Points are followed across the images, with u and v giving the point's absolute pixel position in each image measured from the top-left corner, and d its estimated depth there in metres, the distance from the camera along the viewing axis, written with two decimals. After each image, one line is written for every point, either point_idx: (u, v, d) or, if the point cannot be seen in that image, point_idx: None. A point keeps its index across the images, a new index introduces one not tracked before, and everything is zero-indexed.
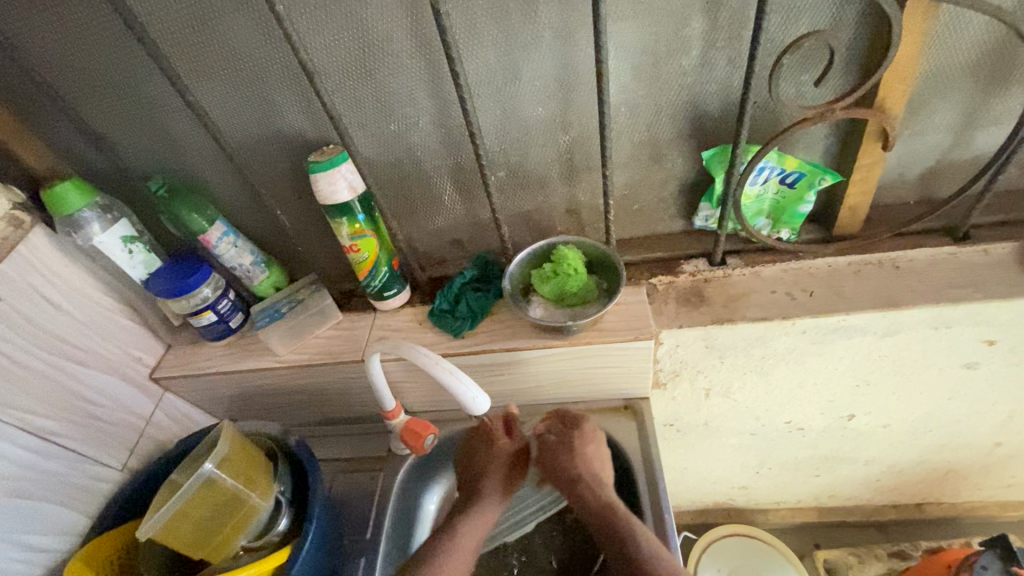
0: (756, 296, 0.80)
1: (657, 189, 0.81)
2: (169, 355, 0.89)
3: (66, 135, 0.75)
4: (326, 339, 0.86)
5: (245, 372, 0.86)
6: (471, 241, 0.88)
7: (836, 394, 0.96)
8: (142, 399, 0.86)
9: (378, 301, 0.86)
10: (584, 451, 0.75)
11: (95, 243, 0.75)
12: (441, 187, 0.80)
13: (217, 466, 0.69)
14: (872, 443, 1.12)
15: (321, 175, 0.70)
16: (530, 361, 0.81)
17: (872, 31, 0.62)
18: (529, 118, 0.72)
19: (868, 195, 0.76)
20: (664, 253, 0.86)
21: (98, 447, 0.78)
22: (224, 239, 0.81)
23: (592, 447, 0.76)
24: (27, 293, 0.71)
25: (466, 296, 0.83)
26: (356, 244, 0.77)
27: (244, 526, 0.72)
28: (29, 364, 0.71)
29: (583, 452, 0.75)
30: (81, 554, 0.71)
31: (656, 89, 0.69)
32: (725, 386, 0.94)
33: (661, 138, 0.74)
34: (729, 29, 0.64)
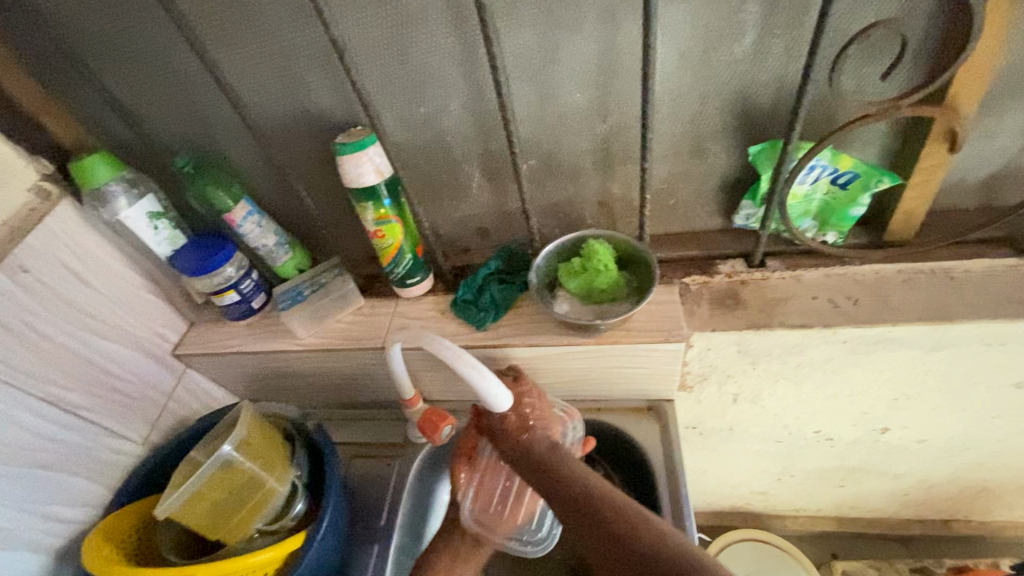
0: (795, 302, 0.76)
1: (696, 184, 0.77)
2: (191, 332, 0.89)
3: (95, 107, 0.74)
4: (346, 324, 0.85)
5: (266, 353, 0.85)
6: (498, 230, 0.85)
7: (871, 406, 0.92)
8: (164, 375, 0.86)
9: (400, 287, 0.84)
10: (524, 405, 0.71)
11: (121, 218, 0.75)
12: (470, 174, 0.78)
13: (236, 448, 0.68)
14: (903, 458, 1.07)
15: (348, 158, 0.68)
16: (553, 358, 0.79)
17: (948, 20, 0.57)
18: (565, 105, 0.69)
19: (926, 202, 0.71)
20: (699, 251, 0.82)
21: (121, 421, 0.79)
22: (248, 218, 0.80)
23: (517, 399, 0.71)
24: (53, 265, 0.71)
25: (490, 288, 0.81)
26: (380, 229, 0.75)
27: (259, 510, 0.71)
28: (53, 337, 0.71)
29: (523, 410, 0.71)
30: (102, 527, 0.72)
31: (704, 77, 0.65)
32: (753, 392, 0.90)
33: (704, 131, 0.70)
34: (789, 15, 0.59)
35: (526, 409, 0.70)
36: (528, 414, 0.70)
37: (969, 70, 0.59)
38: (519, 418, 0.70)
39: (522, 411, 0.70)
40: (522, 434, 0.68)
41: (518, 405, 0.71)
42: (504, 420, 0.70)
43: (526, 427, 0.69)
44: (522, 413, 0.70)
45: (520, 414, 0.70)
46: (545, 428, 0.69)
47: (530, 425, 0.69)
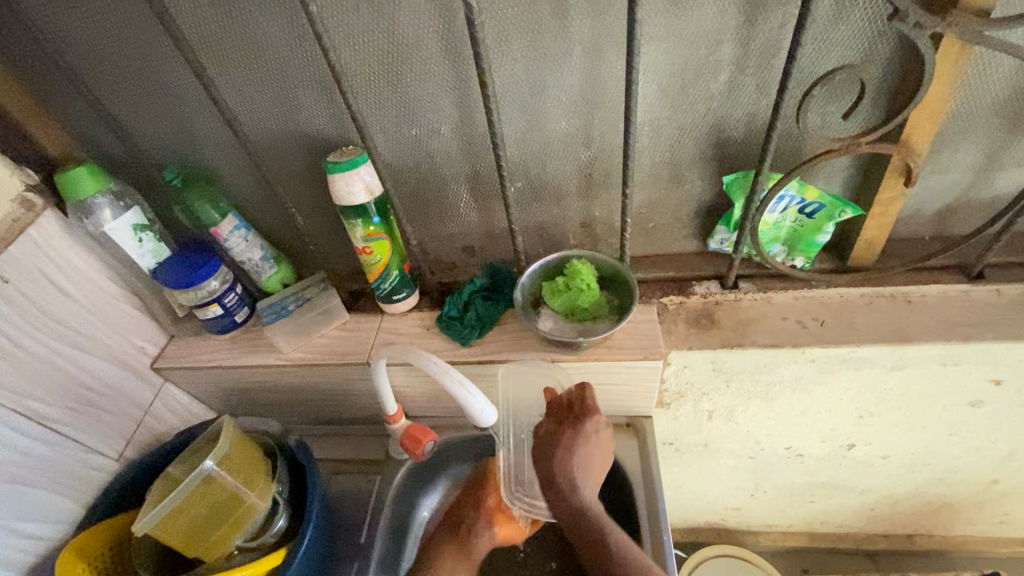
0: (766, 323, 0.80)
1: (674, 209, 0.81)
2: (171, 345, 0.89)
3: (84, 119, 0.75)
4: (332, 338, 0.86)
5: (248, 368, 0.85)
6: (483, 248, 0.87)
7: (838, 423, 0.96)
8: (142, 388, 0.85)
9: (386, 304, 0.85)
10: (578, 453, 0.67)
11: (106, 229, 0.75)
12: (458, 194, 0.80)
13: (218, 464, 0.68)
14: (869, 473, 1.11)
15: (339, 176, 0.70)
16: (536, 374, 0.81)
17: (902, 66, 0.62)
18: (552, 132, 0.72)
19: (886, 229, 0.76)
20: (677, 273, 0.86)
21: (97, 435, 0.77)
22: (235, 233, 0.80)
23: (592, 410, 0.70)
24: (35, 276, 0.70)
25: (475, 305, 0.83)
26: (369, 246, 0.77)
27: (240, 525, 0.71)
28: (32, 349, 0.69)
29: (576, 452, 0.67)
30: (73, 544, 0.70)
31: (682, 110, 0.69)
32: (728, 409, 0.93)
33: (682, 160, 0.74)
34: (760, 56, 0.64)
35: (599, 453, 0.68)
36: (589, 458, 0.67)
37: (922, 111, 0.64)
38: (582, 467, 0.67)
39: (585, 456, 0.67)
40: (579, 480, 0.66)
41: (588, 447, 0.67)
42: (564, 455, 0.67)
43: (582, 474, 0.67)
44: (588, 451, 0.67)
45: (585, 462, 0.67)
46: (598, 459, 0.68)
47: (591, 473, 0.67)
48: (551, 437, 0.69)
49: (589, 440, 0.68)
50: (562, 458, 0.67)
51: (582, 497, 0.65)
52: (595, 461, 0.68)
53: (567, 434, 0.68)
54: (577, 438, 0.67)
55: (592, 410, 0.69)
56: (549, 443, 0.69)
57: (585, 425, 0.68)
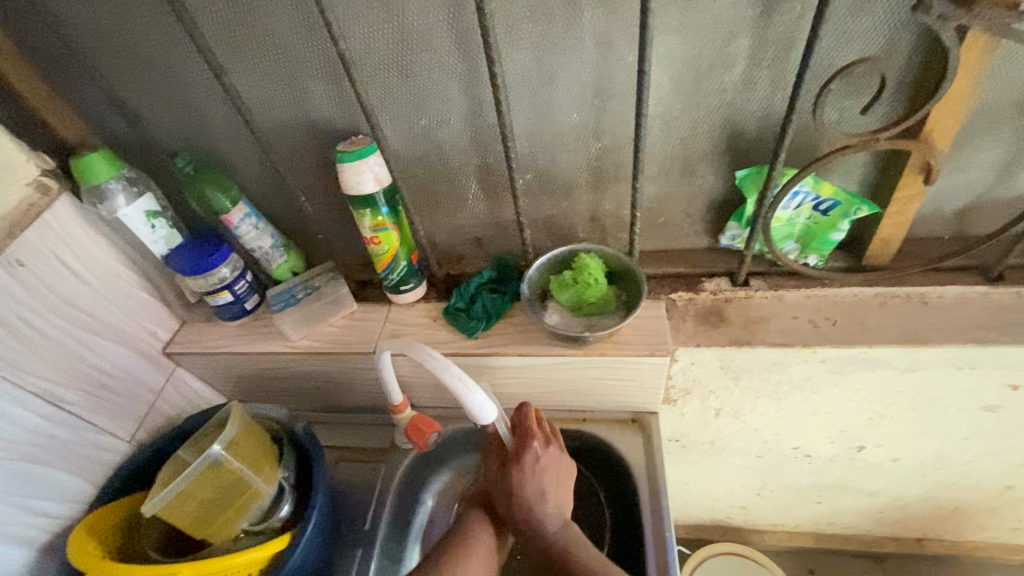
0: (776, 321, 0.79)
1: (685, 204, 0.80)
2: (183, 330, 0.90)
3: (98, 106, 0.75)
4: (339, 327, 0.86)
5: (257, 355, 0.86)
6: (491, 241, 0.87)
7: (848, 424, 0.94)
8: (153, 372, 0.86)
9: (393, 294, 0.86)
10: (530, 483, 0.70)
11: (119, 215, 0.76)
12: (466, 185, 0.80)
13: (225, 448, 0.69)
14: (878, 476, 1.10)
15: (347, 166, 0.70)
16: (541, 367, 0.81)
17: (924, 60, 0.60)
18: (561, 123, 0.71)
19: (903, 228, 0.74)
20: (686, 269, 0.85)
21: (109, 417, 0.79)
22: (245, 220, 0.81)
23: (530, 439, 0.71)
24: (50, 260, 0.71)
25: (481, 297, 0.83)
26: (376, 236, 0.77)
27: (246, 509, 0.72)
28: (47, 332, 0.71)
29: (529, 483, 0.70)
30: (85, 522, 0.72)
31: (695, 103, 0.67)
32: (735, 408, 0.93)
33: (694, 154, 0.73)
34: (777, 48, 0.62)
35: (546, 477, 0.70)
36: (541, 486, 0.70)
37: (944, 107, 0.62)
38: (534, 495, 0.69)
39: (534, 490, 0.69)
40: (532, 509, 0.69)
41: (535, 477, 0.70)
42: (513, 498, 0.70)
43: (539, 504, 0.69)
44: (536, 482, 0.70)
45: (536, 490, 0.70)
46: (552, 484, 0.70)
47: (544, 496, 0.70)
48: (499, 479, 0.72)
49: (530, 473, 0.70)
50: (511, 499, 0.70)
51: (543, 528, 0.69)
52: (546, 486, 0.70)
53: (511, 474, 0.70)
54: (522, 475, 0.70)
55: (529, 441, 0.71)
56: (499, 486, 0.72)
57: (524, 459, 0.70)
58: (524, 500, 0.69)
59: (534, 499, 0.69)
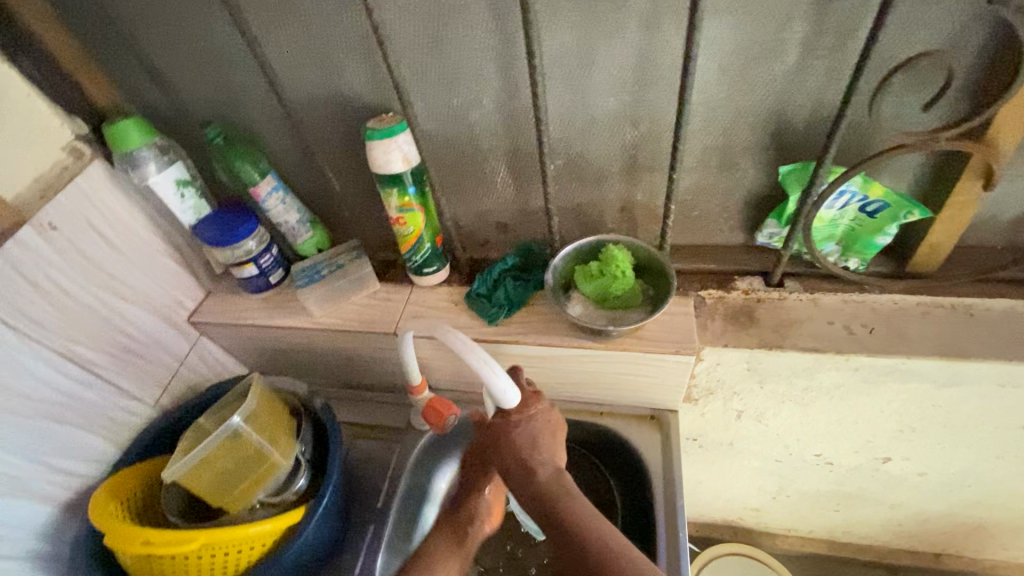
0: (810, 325, 0.76)
1: (722, 199, 0.77)
2: (208, 300, 0.91)
3: (132, 73, 0.75)
4: (360, 306, 0.86)
5: (279, 329, 0.86)
6: (517, 227, 0.85)
7: (875, 435, 0.91)
8: (178, 340, 0.87)
9: (416, 276, 0.85)
10: (521, 430, 0.65)
11: (150, 183, 0.76)
12: (495, 169, 0.78)
13: (244, 420, 0.70)
14: (901, 489, 1.06)
15: (376, 143, 0.69)
16: (562, 359, 0.80)
17: (997, 56, 0.56)
18: (598, 108, 0.68)
19: (954, 235, 0.70)
20: (718, 266, 0.82)
21: (134, 382, 0.80)
22: (272, 194, 0.81)
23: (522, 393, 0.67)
24: (82, 224, 0.72)
25: (504, 284, 0.82)
26: (402, 216, 0.76)
27: (263, 481, 0.73)
28: (77, 295, 0.72)
29: (519, 429, 0.65)
30: (106, 486, 0.73)
31: (741, 93, 0.64)
32: (759, 411, 0.90)
33: (735, 146, 0.70)
34: (834, 37, 0.58)
35: (537, 426, 0.66)
36: (531, 433, 0.65)
37: (1014, 107, 0.58)
38: (523, 442, 0.65)
39: (522, 438, 0.65)
40: (521, 457, 0.64)
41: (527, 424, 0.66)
42: (501, 448, 0.66)
43: (531, 450, 0.65)
44: (526, 429, 0.65)
45: (526, 437, 0.65)
46: (543, 433, 0.66)
47: (535, 443, 0.65)
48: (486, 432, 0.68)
49: (517, 421, 0.65)
50: (498, 448, 0.66)
51: (532, 476, 0.63)
52: (537, 434, 0.65)
53: (498, 425, 0.66)
54: (510, 425, 0.65)
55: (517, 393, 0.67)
56: (489, 439, 0.68)
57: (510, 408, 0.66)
58: (513, 447, 0.65)
59: (525, 446, 0.65)
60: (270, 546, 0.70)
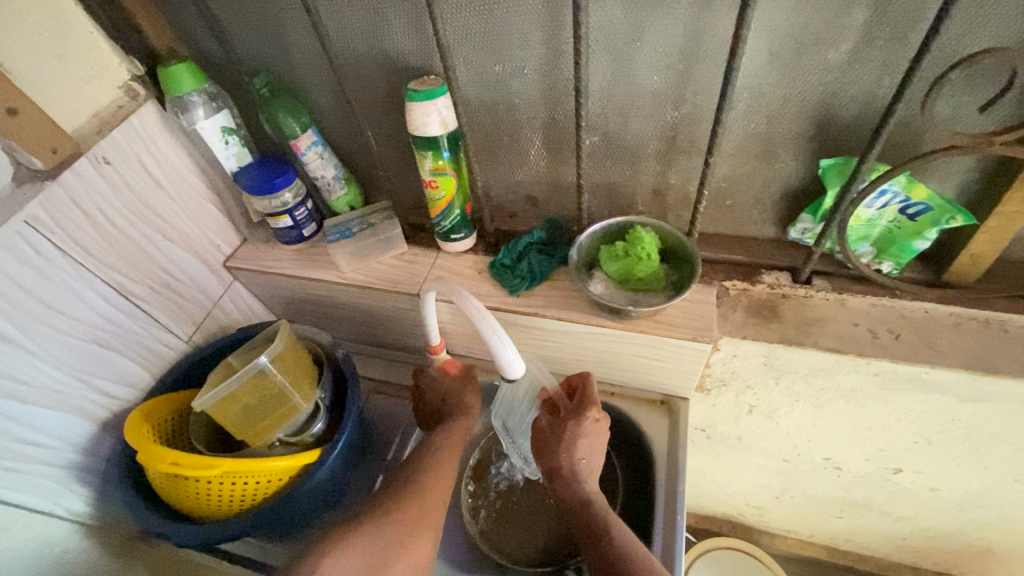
0: (833, 325, 0.75)
1: (758, 189, 0.75)
2: (243, 247, 0.95)
3: (188, 18, 0.77)
4: (387, 266, 0.88)
5: (308, 280, 0.90)
6: (547, 201, 0.86)
7: (888, 444, 0.90)
8: (214, 281, 0.92)
9: (443, 241, 0.86)
10: (585, 440, 0.71)
11: (197, 127, 0.79)
12: (530, 141, 0.78)
13: (271, 361, 0.74)
14: (909, 502, 1.05)
15: (416, 105, 0.70)
16: (579, 335, 0.81)
17: None
18: (640, 86, 0.68)
19: (998, 246, 0.68)
20: (746, 257, 0.81)
21: (171, 316, 0.85)
22: (312, 148, 0.83)
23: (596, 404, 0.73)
24: (133, 162, 0.76)
25: (529, 257, 0.83)
26: (435, 180, 0.77)
27: (283, 420, 0.77)
28: (124, 229, 0.76)
29: (581, 434, 0.71)
30: (139, 411, 0.77)
31: (789, 80, 0.62)
32: (771, 407, 0.90)
33: (777, 136, 0.68)
34: (894, 28, 0.56)
35: (592, 439, 0.72)
36: (591, 445, 0.72)
37: None
38: (580, 447, 0.71)
39: (584, 447, 0.71)
40: (576, 462, 0.71)
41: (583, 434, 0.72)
42: (566, 446, 0.71)
43: (584, 462, 0.72)
44: (587, 442, 0.72)
45: (583, 445, 0.72)
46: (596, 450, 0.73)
47: (590, 455, 0.72)
48: (551, 426, 0.74)
49: (587, 429, 0.72)
50: (562, 443, 0.72)
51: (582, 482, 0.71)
52: (592, 447, 0.72)
53: (569, 425, 0.72)
54: (575, 427, 0.72)
55: (593, 403, 0.73)
56: (552, 432, 0.74)
57: (584, 415, 0.72)
58: (570, 447, 0.71)
59: (580, 450, 0.71)
60: (286, 483, 0.74)
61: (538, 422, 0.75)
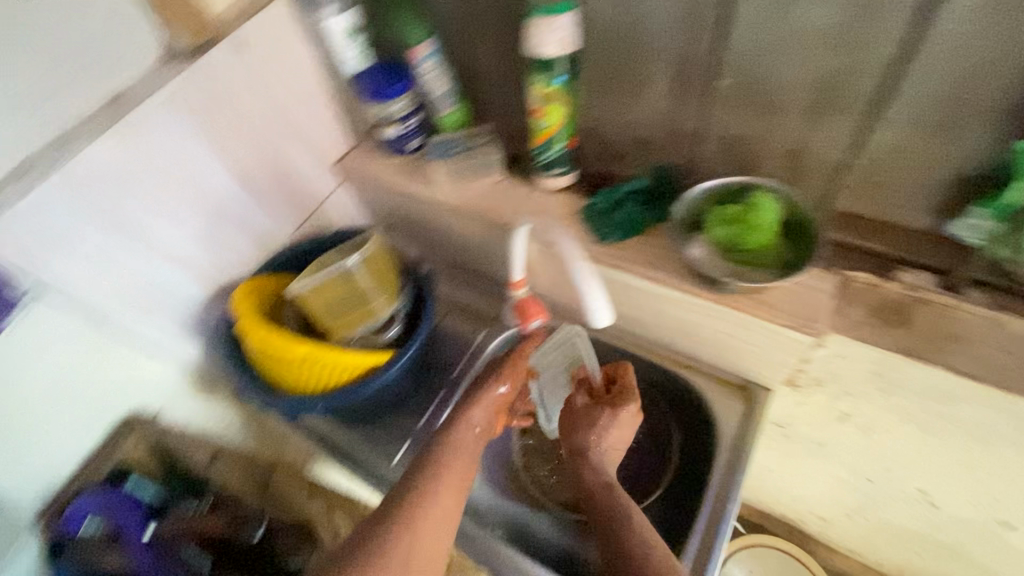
0: (976, 347, 0.63)
1: (923, 168, 0.62)
2: (352, 152, 0.98)
3: None
4: (482, 191, 0.88)
5: (407, 192, 0.92)
6: (659, 148, 0.78)
7: (1004, 494, 0.78)
8: (322, 181, 0.97)
9: (541, 174, 0.83)
10: (615, 431, 0.73)
11: (325, 25, 0.80)
12: (654, 75, 0.70)
13: (360, 262, 0.79)
14: (1010, 561, 0.92)
15: (539, 21, 0.65)
16: (664, 299, 0.75)
17: None
18: (801, 18, 0.57)
19: None
20: (884, 247, 0.69)
21: (281, 207, 0.91)
22: (427, 59, 0.82)
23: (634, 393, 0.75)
24: (264, 53, 0.79)
25: (626, 207, 0.76)
26: (544, 107, 0.74)
27: (362, 319, 0.81)
28: (249, 118, 0.81)
29: (613, 422, 0.73)
30: (249, 284, 0.85)
31: (1008, 22, 0.50)
32: (868, 422, 0.80)
33: (967, 99, 0.55)
34: None
35: (621, 433, 0.74)
36: (619, 437, 0.73)
37: None
38: (608, 435, 0.73)
39: (611, 436, 0.73)
40: (599, 447, 0.73)
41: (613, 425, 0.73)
42: (595, 429, 0.73)
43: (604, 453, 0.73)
44: (614, 433, 0.73)
45: (612, 434, 0.73)
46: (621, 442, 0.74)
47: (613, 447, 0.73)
48: (585, 408, 0.76)
49: (622, 419, 0.73)
50: (592, 428, 0.73)
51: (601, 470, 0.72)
52: (616, 440, 0.74)
53: (604, 411, 0.74)
54: (610, 414, 0.73)
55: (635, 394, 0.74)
56: (583, 416, 0.75)
57: (621, 404, 0.74)
58: (599, 432, 0.73)
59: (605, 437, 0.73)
60: (357, 376, 0.79)
61: (573, 401, 0.77)
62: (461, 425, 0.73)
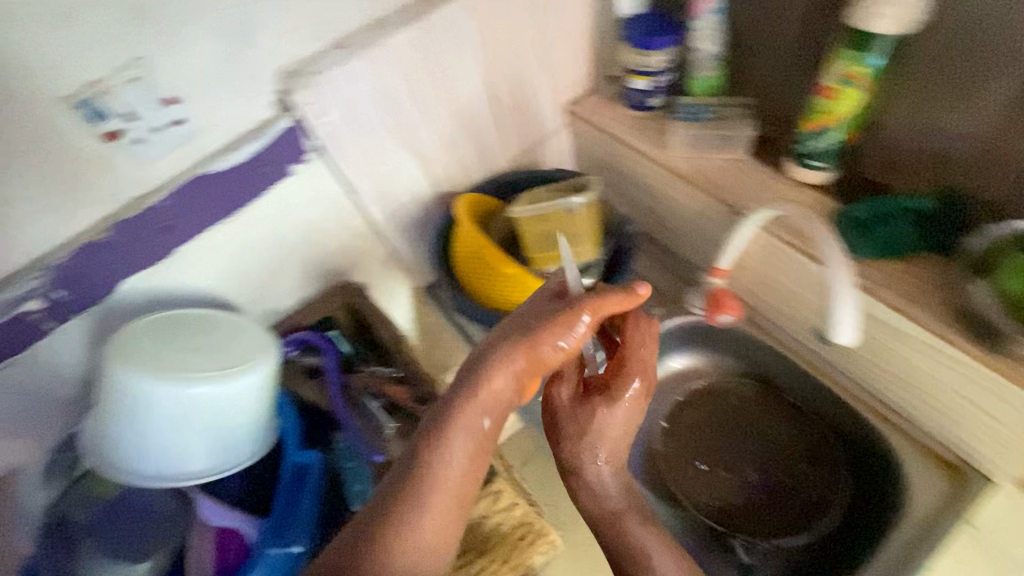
0: None
1: None
2: (589, 96, 0.98)
3: None
4: (719, 166, 0.84)
5: (633, 149, 0.90)
6: (956, 168, 0.72)
7: None
8: (552, 117, 0.98)
9: (796, 163, 0.79)
10: (617, 418, 0.63)
11: None
12: (1000, 86, 0.64)
13: (580, 204, 0.80)
14: None
15: None
16: (904, 333, 0.69)
17: None
18: None
19: None
20: None
21: (511, 132, 0.94)
22: (709, 14, 0.81)
23: (639, 364, 0.63)
24: None
25: (894, 224, 0.72)
26: (837, 88, 0.70)
27: (561, 261, 0.82)
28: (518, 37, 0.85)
29: (614, 413, 0.63)
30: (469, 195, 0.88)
31: None
32: None
33: None
34: None
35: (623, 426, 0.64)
36: (621, 428, 0.64)
37: None
38: (601, 434, 0.63)
39: (611, 429, 0.63)
40: (592, 453, 0.64)
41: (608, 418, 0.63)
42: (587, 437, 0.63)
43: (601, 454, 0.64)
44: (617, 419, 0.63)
45: (607, 431, 0.63)
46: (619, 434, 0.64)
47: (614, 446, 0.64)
48: (571, 407, 0.65)
49: (621, 413, 0.63)
50: (585, 431, 0.63)
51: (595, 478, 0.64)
52: (619, 432, 0.64)
53: (599, 407, 0.63)
54: (607, 403, 0.63)
55: (635, 371, 0.63)
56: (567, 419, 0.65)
57: (620, 395, 0.62)
58: (596, 426, 0.63)
59: (600, 435, 0.63)
60: None
61: (556, 398, 0.66)
62: (474, 406, 0.54)
